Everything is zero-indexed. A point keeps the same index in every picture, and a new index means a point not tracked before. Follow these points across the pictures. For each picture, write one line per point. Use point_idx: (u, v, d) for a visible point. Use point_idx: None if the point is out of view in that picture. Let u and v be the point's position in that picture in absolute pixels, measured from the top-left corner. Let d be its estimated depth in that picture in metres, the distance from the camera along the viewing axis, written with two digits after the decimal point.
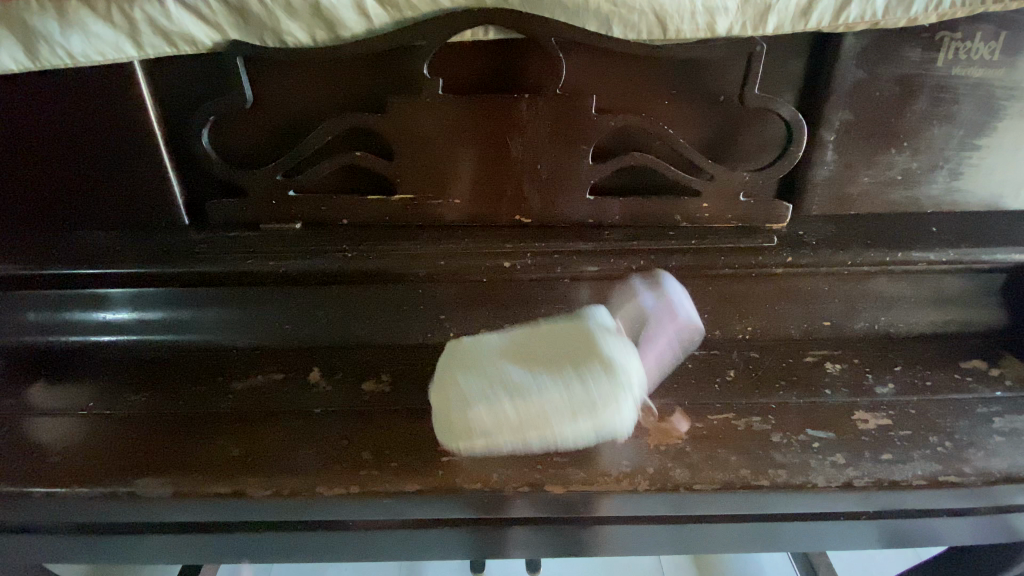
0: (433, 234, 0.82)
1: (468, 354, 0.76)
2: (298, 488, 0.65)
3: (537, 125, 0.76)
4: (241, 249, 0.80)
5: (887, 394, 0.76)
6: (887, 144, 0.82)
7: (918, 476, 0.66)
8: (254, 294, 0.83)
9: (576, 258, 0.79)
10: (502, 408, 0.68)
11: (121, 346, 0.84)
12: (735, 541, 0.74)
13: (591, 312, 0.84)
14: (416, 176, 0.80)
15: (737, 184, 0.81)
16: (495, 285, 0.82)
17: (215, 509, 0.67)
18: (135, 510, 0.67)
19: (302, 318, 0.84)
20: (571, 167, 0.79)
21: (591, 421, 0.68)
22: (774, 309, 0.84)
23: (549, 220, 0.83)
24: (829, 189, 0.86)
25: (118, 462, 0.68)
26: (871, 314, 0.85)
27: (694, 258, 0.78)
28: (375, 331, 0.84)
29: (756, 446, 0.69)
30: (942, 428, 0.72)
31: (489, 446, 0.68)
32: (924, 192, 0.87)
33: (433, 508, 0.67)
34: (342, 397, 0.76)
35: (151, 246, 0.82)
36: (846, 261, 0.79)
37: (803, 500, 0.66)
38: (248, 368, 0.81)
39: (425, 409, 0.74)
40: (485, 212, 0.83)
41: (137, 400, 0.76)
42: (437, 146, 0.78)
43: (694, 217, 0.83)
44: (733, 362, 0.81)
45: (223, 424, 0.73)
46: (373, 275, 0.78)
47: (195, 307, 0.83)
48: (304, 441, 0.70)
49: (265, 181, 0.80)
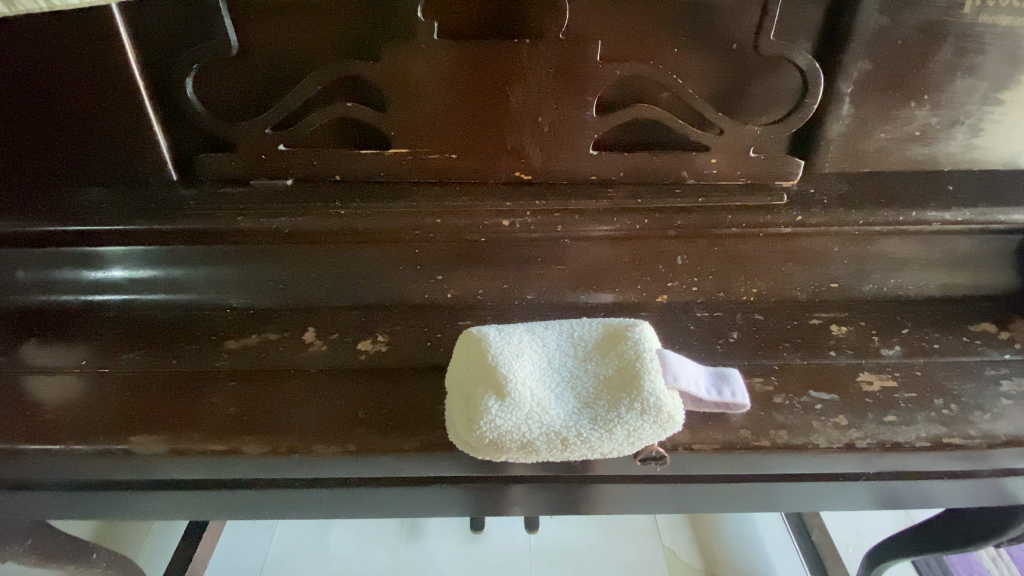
0: (429, 191, 0.79)
1: (485, 359, 0.61)
2: (294, 446, 0.64)
3: (538, 73, 0.72)
4: (232, 206, 0.78)
5: (893, 357, 0.75)
6: (906, 97, 0.78)
7: (922, 438, 0.65)
8: (248, 252, 0.80)
9: (577, 216, 0.76)
10: (524, 396, 0.59)
11: (115, 305, 0.82)
12: (732, 501, 0.74)
13: (592, 272, 0.82)
14: (411, 129, 0.77)
15: (748, 139, 0.77)
16: (493, 244, 0.79)
17: (211, 467, 0.66)
18: (132, 467, 0.67)
19: (296, 277, 0.82)
20: (573, 120, 0.75)
21: (623, 429, 0.58)
22: (781, 270, 0.82)
23: (550, 176, 0.80)
24: (843, 146, 0.82)
25: (114, 420, 0.68)
26: (880, 276, 0.83)
27: (699, 217, 0.76)
28: (370, 291, 0.82)
29: (758, 406, 0.67)
30: (949, 391, 0.70)
31: (501, 440, 0.57)
32: (943, 149, 0.83)
33: (429, 467, 0.67)
34: (337, 357, 0.75)
35: (139, 203, 0.79)
36: (857, 220, 0.77)
37: (804, 461, 0.66)
38: (243, 328, 0.79)
39: (421, 368, 0.73)
40: (483, 168, 0.80)
41: (131, 359, 0.75)
42: (433, 97, 0.74)
43: (701, 173, 0.79)
44: (737, 323, 0.79)
45: (218, 383, 0.72)
46: (366, 234, 0.76)
47: (188, 266, 0.82)
48: (299, 400, 0.69)
49: (253, 134, 0.77)
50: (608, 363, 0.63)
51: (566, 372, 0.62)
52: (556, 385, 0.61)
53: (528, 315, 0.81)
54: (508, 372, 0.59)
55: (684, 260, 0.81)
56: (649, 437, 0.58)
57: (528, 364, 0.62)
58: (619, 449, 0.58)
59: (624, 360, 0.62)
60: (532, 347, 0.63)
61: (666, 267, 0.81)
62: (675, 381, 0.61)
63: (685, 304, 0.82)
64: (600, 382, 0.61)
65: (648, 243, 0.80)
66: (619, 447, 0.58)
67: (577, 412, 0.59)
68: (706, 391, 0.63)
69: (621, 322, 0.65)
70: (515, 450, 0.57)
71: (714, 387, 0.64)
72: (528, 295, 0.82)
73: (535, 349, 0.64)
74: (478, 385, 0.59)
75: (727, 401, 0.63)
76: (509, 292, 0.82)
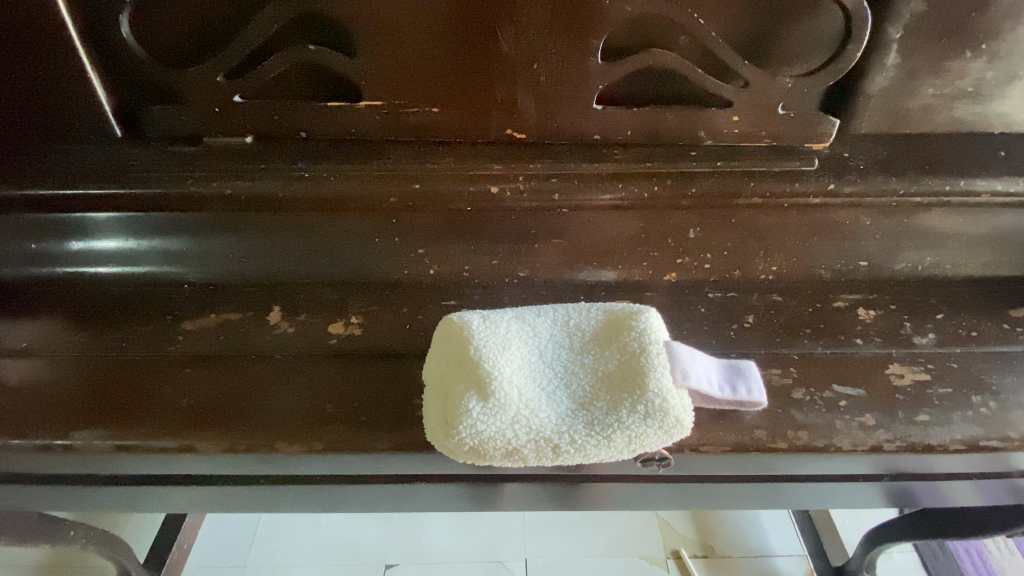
0: (407, 151, 0.69)
1: (467, 352, 0.53)
2: (255, 444, 0.58)
3: (533, 9, 0.61)
4: (180, 168, 0.67)
5: (926, 346, 0.67)
6: (962, 46, 0.66)
7: (957, 441, 0.58)
8: (203, 221, 0.70)
9: (577, 182, 0.66)
10: (510, 397, 0.51)
11: (58, 280, 0.73)
12: (739, 499, 0.68)
13: (592, 247, 0.73)
14: (385, 77, 0.66)
15: (776, 93, 0.67)
16: (481, 215, 0.70)
17: (163, 464, 0.60)
18: (76, 464, 0.60)
19: (259, 251, 0.72)
20: (575, 69, 0.65)
21: (623, 435, 0.51)
22: (805, 246, 0.73)
23: (547, 135, 0.70)
24: (885, 102, 0.70)
25: (53, 411, 0.61)
26: (915, 254, 0.73)
27: (716, 184, 0.66)
28: (344, 266, 0.73)
29: (775, 403, 0.60)
30: (987, 386, 0.63)
31: (483, 447, 0.50)
32: (996, 109, 0.71)
33: (407, 466, 0.60)
34: (306, 342, 0.67)
35: (75, 164, 0.68)
36: (897, 190, 0.67)
37: (823, 463, 0.59)
38: (201, 306, 0.71)
39: (399, 355, 0.66)
40: (469, 125, 0.69)
41: (76, 341, 0.67)
42: (410, 40, 0.63)
43: (720, 134, 0.70)
44: (753, 306, 0.71)
45: (171, 370, 0.64)
46: (336, 200, 0.67)
47: (137, 237, 0.71)
48: (263, 390, 0.62)
49: (201, 81, 0.66)
50: (608, 357, 0.55)
51: (559, 366, 0.55)
52: (547, 382, 0.54)
53: (519, 295, 0.73)
54: (492, 369, 0.52)
55: (698, 234, 0.72)
56: (652, 444, 0.52)
57: (516, 358, 0.54)
58: (617, 456, 0.52)
59: (626, 354, 0.54)
60: (520, 338, 0.56)
61: (676, 242, 0.72)
62: (684, 379, 0.53)
63: (695, 283, 0.74)
64: (598, 379, 0.54)
65: (658, 213, 0.70)
66: (617, 454, 0.52)
67: (570, 415, 0.52)
68: (718, 389, 0.55)
69: (624, 309, 0.57)
70: (499, 457, 0.51)
71: (728, 384, 0.56)
72: (521, 273, 0.74)
73: (524, 341, 0.56)
74: (458, 382, 0.52)
75: (742, 400, 0.55)
76: (499, 268, 0.73)
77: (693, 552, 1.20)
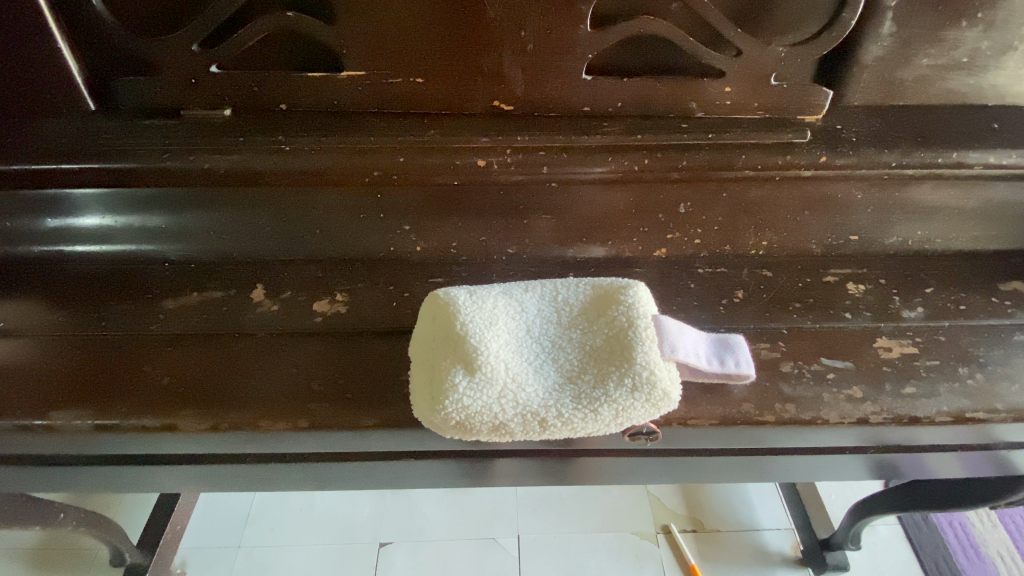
0: (393, 123, 0.67)
1: (452, 327, 0.52)
2: (239, 423, 0.57)
3: None
4: (154, 139, 0.64)
5: (914, 320, 0.67)
6: (958, 13, 0.64)
7: (944, 413, 0.58)
8: (182, 197, 0.68)
9: (565, 155, 0.65)
10: (497, 371, 0.51)
11: (33, 260, 0.71)
12: (727, 474, 0.69)
13: (582, 222, 0.72)
14: (366, 45, 0.63)
15: (769, 63, 0.65)
16: (468, 189, 0.68)
17: (144, 443, 0.59)
18: (56, 444, 0.59)
19: (241, 228, 0.70)
20: (564, 36, 0.63)
21: (610, 409, 0.51)
22: (796, 221, 0.72)
23: (536, 105, 0.68)
24: (879, 73, 0.69)
25: (29, 392, 0.59)
26: (906, 228, 0.73)
27: (708, 156, 0.65)
28: (329, 243, 0.72)
29: (763, 376, 0.60)
30: (974, 358, 0.63)
31: (469, 422, 0.50)
32: (989, 80, 0.70)
33: (394, 442, 0.60)
34: (292, 319, 0.66)
35: (41, 138, 0.65)
36: (890, 163, 0.66)
37: (810, 435, 0.59)
38: (182, 284, 0.69)
39: (387, 332, 0.65)
40: (455, 96, 0.67)
41: (52, 321, 0.65)
42: (393, 5, 0.61)
43: (712, 105, 0.68)
44: (743, 281, 0.71)
45: (154, 349, 0.63)
46: (317, 175, 0.64)
47: (113, 214, 0.69)
48: (248, 369, 0.61)
49: (175, 50, 0.63)
50: (596, 332, 0.55)
51: (547, 341, 0.54)
52: (535, 356, 0.54)
53: (508, 272, 0.72)
54: (478, 344, 0.51)
55: (688, 209, 0.71)
56: (640, 417, 0.52)
57: (503, 333, 0.54)
58: (603, 429, 0.52)
59: (614, 329, 0.54)
60: (508, 313, 0.55)
61: (666, 217, 0.71)
62: (673, 353, 0.53)
63: (685, 259, 0.74)
64: (585, 353, 0.54)
65: (648, 188, 0.69)
66: (604, 427, 0.52)
67: (557, 389, 0.52)
68: (705, 362, 0.55)
69: (613, 284, 0.56)
70: (486, 431, 0.51)
71: (716, 357, 0.56)
72: (509, 249, 0.73)
73: (511, 316, 0.55)
74: (444, 357, 0.52)
75: (730, 373, 0.55)
76: (487, 243, 0.72)
77: (682, 526, 1.22)
